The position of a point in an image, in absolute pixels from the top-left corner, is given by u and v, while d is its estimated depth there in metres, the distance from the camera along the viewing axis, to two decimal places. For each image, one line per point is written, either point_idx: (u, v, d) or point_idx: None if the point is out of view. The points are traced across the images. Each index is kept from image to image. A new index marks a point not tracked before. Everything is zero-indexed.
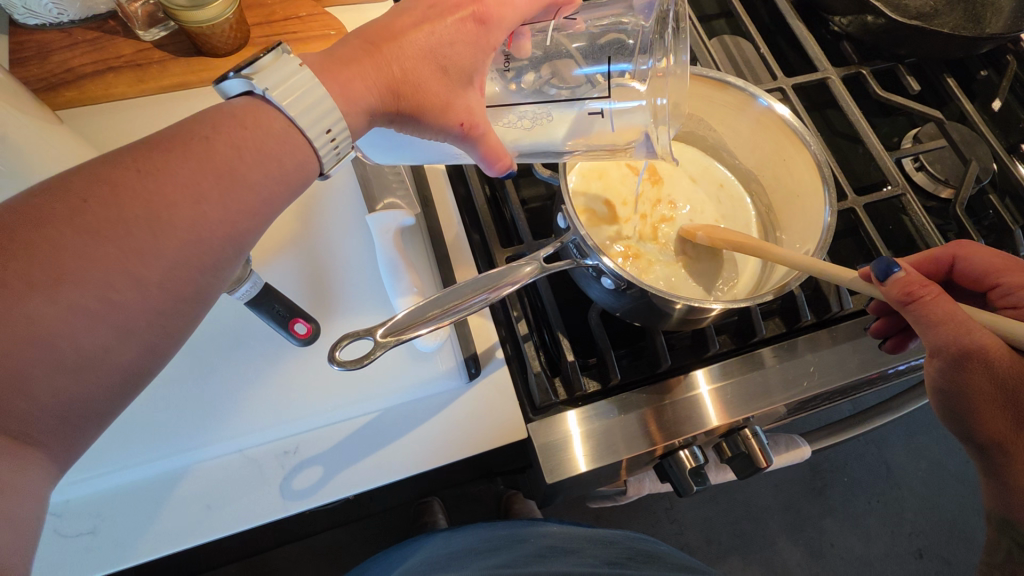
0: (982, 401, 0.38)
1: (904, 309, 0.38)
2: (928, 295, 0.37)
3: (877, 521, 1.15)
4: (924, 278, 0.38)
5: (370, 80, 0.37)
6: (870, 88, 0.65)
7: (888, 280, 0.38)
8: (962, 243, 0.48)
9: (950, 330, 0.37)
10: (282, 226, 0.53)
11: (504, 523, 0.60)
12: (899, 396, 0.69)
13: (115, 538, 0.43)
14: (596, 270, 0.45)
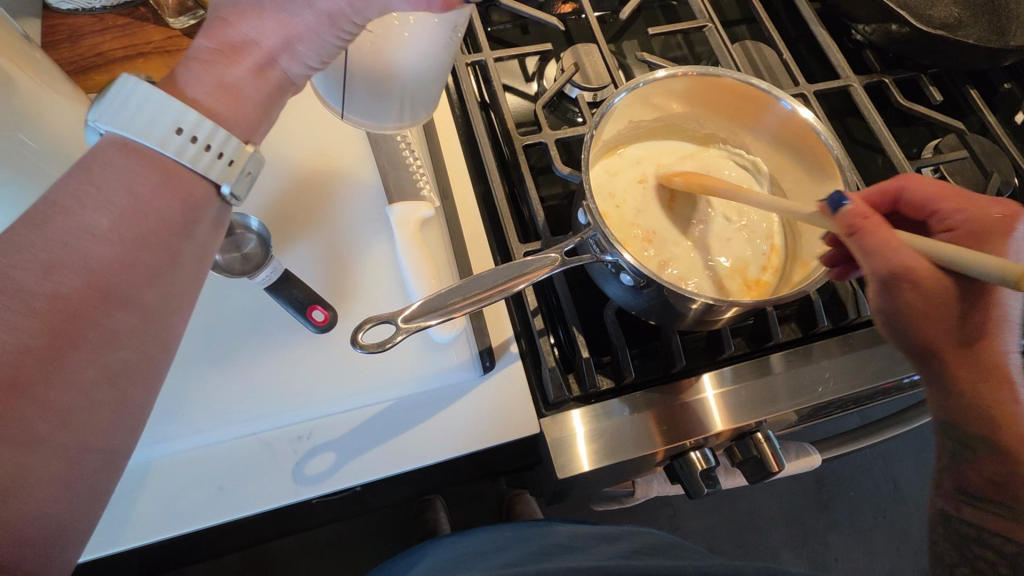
0: (914, 313, 0.38)
1: (849, 241, 0.38)
2: (875, 220, 0.37)
3: (882, 537, 1.14)
4: (868, 208, 0.38)
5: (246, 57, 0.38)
6: (891, 97, 0.65)
7: (838, 213, 0.38)
8: (905, 176, 0.47)
9: (888, 256, 0.36)
10: (303, 214, 0.54)
11: (513, 524, 0.60)
12: (913, 407, 0.69)
13: (129, 516, 0.43)
14: (615, 266, 0.45)
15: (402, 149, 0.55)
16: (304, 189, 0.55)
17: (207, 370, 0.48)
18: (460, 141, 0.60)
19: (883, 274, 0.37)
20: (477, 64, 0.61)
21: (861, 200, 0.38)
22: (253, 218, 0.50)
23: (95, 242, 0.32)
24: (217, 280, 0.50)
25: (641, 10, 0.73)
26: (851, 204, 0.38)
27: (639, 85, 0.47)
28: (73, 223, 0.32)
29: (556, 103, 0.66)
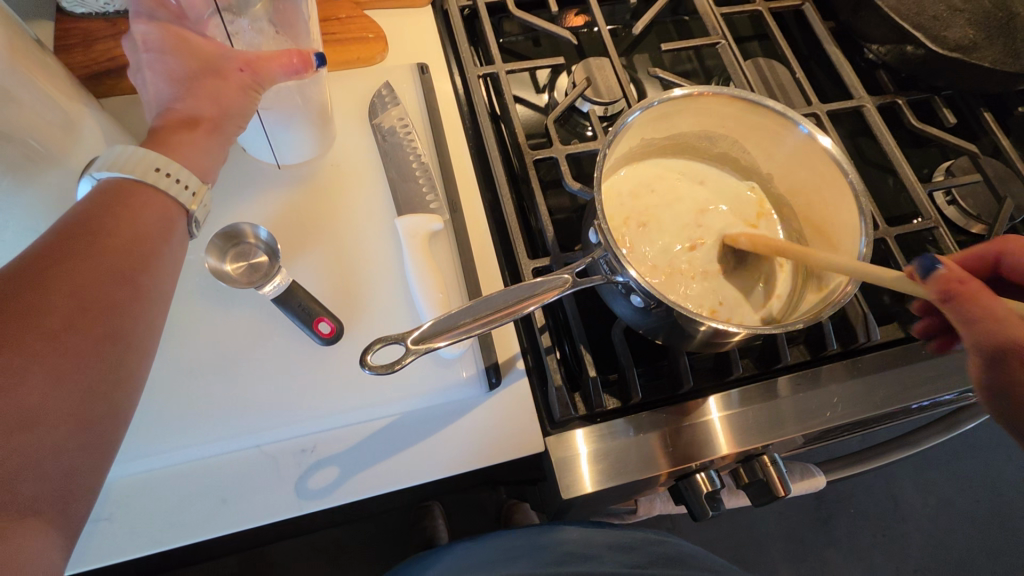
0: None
1: (945, 307, 0.36)
2: (974, 286, 0.35)
3: (882, 556, 1.13)
4: (964, 272, 0.36)
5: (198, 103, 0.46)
6: (904, 118, 0.64)
7: (930, 277, 0.36)
8: (1008, 239, 0.47)
9: (994, 328, 0.35)
10: (312, 225, 0.53)
11: (525, 530, 0.58)
12: (919, 430, 0.68)
13: (131, 526, 0.43)
14: (625, 287, 0.45)
15: (413, 161, 0.55)
16: (313, 200, 0.55)
17: (211, 379, 0.47)
18: (470, 153, 0.60)
19: (990, 347, 0.35)
20: (488, 76, 0.61)
21: (954, 264, 0.36)
22: (264, 229, 0.50)
23: (121, 269, 0.39)
24: (222, 289, 0.50)
25: (654, 24, 0.73)
26: (946, 269, 0.35)
27: (654, 104, 0.47)
28: (102, 245, 0.38)
29: (567, 116, 0.66)
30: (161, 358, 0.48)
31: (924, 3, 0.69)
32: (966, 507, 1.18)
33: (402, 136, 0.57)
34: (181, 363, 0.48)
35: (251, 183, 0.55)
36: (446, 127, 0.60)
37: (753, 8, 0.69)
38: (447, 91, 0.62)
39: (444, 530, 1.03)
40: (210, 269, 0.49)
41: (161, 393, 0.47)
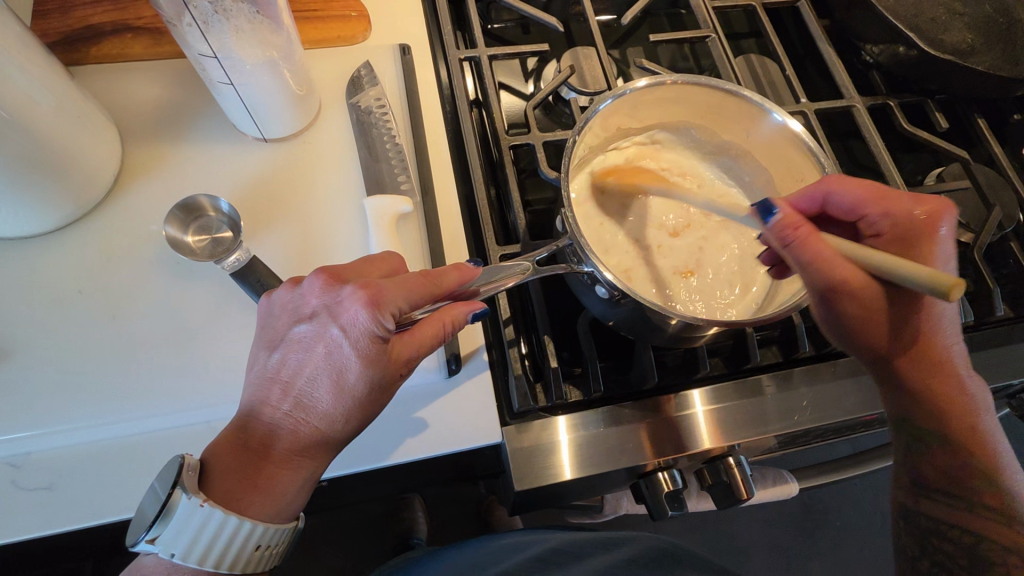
0: (856, 317, 0.41)
1: (785, 248, 0.39)
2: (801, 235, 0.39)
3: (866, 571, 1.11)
4: (800, 216, 0.39)
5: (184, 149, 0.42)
6: (896, 121, 0.63)
7: (772, 221, 0.39)
8: (834, 177, 0.44)
9: (818, 274, 0.39)
10: (280, 203, 0.53)
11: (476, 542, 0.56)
12: (899, 441, 0.67)
13: (72, 498, 0.42)
14: (591, 277, 0.43)
15: (387, 141, 0.54)
16: (283, 176, 0.54)
17: (167, 353, 0.47)
18: (448, 137, 0.59)
19: (823, 289, 0.40)
20: (471, 59, 0.60)
21: (793, 209, 0.39)
22: (223, 201, 0.50)
23: None
24: (184, 262, 0.49)
25: (646, 16, 0.72)
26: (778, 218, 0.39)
27: (627, 91, 0.46)
28: None
29: (552, 104, 0.64)
30: (116, 329, 0.47)
31: (923, 5, 0.67)
32: (952, 522, 1.16)
33: (378, 116, 0.56)
34: (136, 334, 0.47)
35: (222, 158, 0.54)
36: (425, 110, 0.59)
37: (747, 3, 0.68)
38: (429, 73, 0.61)
39: (422, 522, 1.03)
40: (168, 238, 0.49)
41: (116, 365, 0.46)
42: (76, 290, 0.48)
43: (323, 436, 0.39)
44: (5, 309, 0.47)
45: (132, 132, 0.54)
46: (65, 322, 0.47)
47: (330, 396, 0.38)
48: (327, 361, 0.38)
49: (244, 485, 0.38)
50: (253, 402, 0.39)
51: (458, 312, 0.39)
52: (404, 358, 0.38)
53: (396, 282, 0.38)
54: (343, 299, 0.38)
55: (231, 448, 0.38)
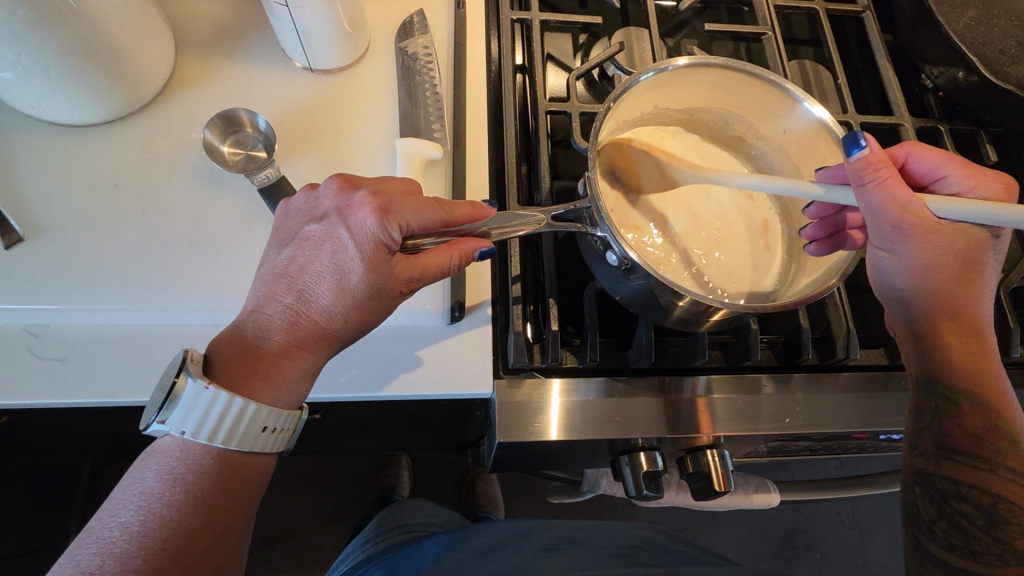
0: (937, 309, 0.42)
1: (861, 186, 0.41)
2: (883, 174, 0.40)
3: None
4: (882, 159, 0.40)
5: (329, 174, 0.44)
6: (943, 147, 0.61)
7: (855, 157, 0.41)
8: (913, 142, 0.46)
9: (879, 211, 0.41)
10: (315, 131, 0.54)
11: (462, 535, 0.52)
12: (891, 473, 0.66)
13: (80, 372, 0.44)
14: (603, 243, 0.44)
15: (427, 88, 0.55)
16: (322, 106, 0.55)
17: (188, 255, 0.48)
18: (487, 94, 0.59)
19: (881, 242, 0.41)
20: (522, 22, 0.60)
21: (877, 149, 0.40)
22: (261, 117, 0.52)
23: None
24: (217, 172, 0.51)
25: (705, 8, 0.71)
26: (868, 152, 0.40)
27: (670, 68, 0.46)
28: None
29: (596, 80, 0.64)
30: (145, 225, 0.49)
31: (993, 35, 0.65)
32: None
33: (423, 63, 0.56)
34: (162, 232, 0.49)
35: (267, 81, 0.56)
36: (469, 65, 0.60)
37: (810, 7, 0.66)
38: (479, 30, 0.61)
39: (406, 480, 1.05)
40: (205, 143, 0.51)
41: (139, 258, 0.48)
42: (113, 184, 0.50)
43: (324, 332, 0.40)
44: (45, 190, 0.49)
45: (186, 43, 0.56)
46: (98, 210, 0.49)
47: (332, 294, 0.40)
48: (333, 261, 0.40)
49: (245, 371, 0.39)
50: (259, 295, 0.41)
51: (465, 245, 0.41)
52: (407, 271, 0.40)
53: (411, 198, 0.40)
54: (354, 203, 0.40)
55: (237, 332, 0.40)
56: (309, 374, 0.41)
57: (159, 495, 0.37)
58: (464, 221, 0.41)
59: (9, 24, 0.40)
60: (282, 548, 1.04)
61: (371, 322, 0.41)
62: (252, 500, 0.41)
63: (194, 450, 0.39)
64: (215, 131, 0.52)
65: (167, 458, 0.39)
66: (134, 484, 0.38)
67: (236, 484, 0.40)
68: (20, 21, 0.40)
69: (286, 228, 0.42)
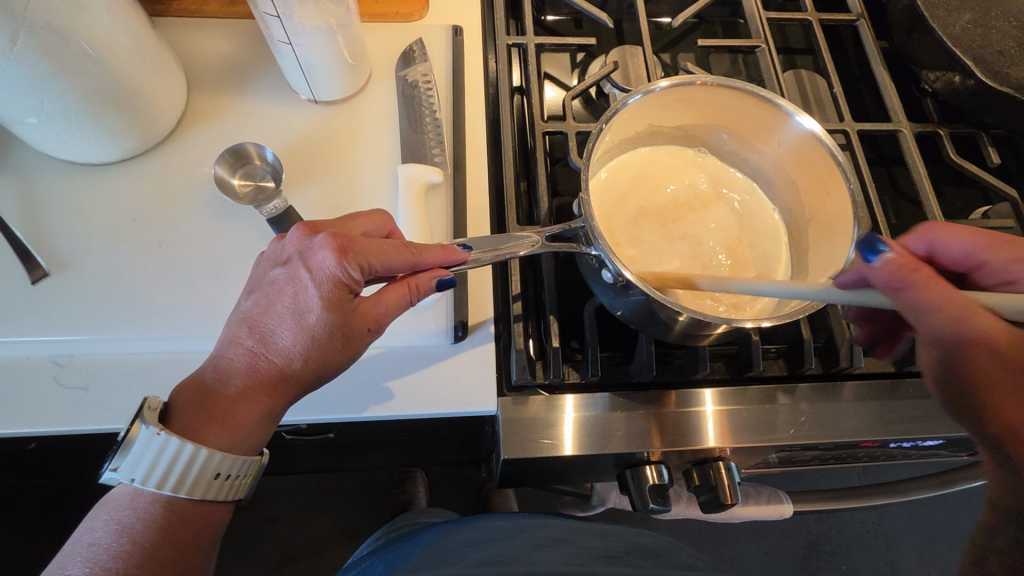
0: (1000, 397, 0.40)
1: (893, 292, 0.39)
2: (921, 277, 0.39)
3: None
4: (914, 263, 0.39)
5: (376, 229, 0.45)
6: (944, 151, 0.61)
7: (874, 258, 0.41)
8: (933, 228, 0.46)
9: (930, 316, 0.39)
10: (321, 161, 0.56)
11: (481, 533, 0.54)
12: (907, 481, 0.65)
13: (103, 399, 0.46)
14: (599, 261, 0.45)
15: (427, 115, 0.57)
16: (327, 137, 0.57)
17: (203, 283, 0.50)
18: (486, 118, 0.61)
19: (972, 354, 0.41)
20: (518, 46, 0.62)
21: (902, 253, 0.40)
22: (269, 150, 0.54)
23: None
24: (229, 206, 0.54)
25: (700, 23, 0.72)
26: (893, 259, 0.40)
27: (655, 90, 0.47)
28: None
29: (594, 98, 0.65)
30: (162, 256, 0.51)
31: (991, 37, 0.64)
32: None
33: (423, 90, 0.58)
34: (178, 263, 0.51)
35: (275, 114, 0.58)
36: (468, 90, 0.61)
37: (803, 17, 0.67)
38: (478, 56, 0.63)
39: (422, 497, 1.06)
40: (216, 178, 0.53)
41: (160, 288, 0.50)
42: (132, 218, 0.52)
43: (282, 374, 0.42)
44: (69, 226, 0.52)
45: (199, 81, 0.59)
46: (118, 244, 0.51)
47: (292, 337, 0.41)
48: (293, 303, 0.41)
49: (201, 417, 0.41)
50: (224, 340, 0.42)
51: (421, 280, 0.42)
52: (370, 311, 0.42)
53: (372, 241, 0.41)
54: (314, 246, 0.41)
55: (200, 376, 0.42)
56: (267, 417, 0.42)
57: (107, 546, 0.39)
58: (433, 264, 0.42)
59: (33, 73, 0.42)
60: (303, 567, 1.06)
61: (331, 363, 0.42)
62: (207, 546, 0.42)
63: (145, 499, 0.41)
64: (224, 167, 0.54)
65: (119, 508, 0.41)
66: (84, 536, 0.40)
67: (187, 533, 0.41)
68: (42, 70, 0.43)
69: (255, 274, 0.44)
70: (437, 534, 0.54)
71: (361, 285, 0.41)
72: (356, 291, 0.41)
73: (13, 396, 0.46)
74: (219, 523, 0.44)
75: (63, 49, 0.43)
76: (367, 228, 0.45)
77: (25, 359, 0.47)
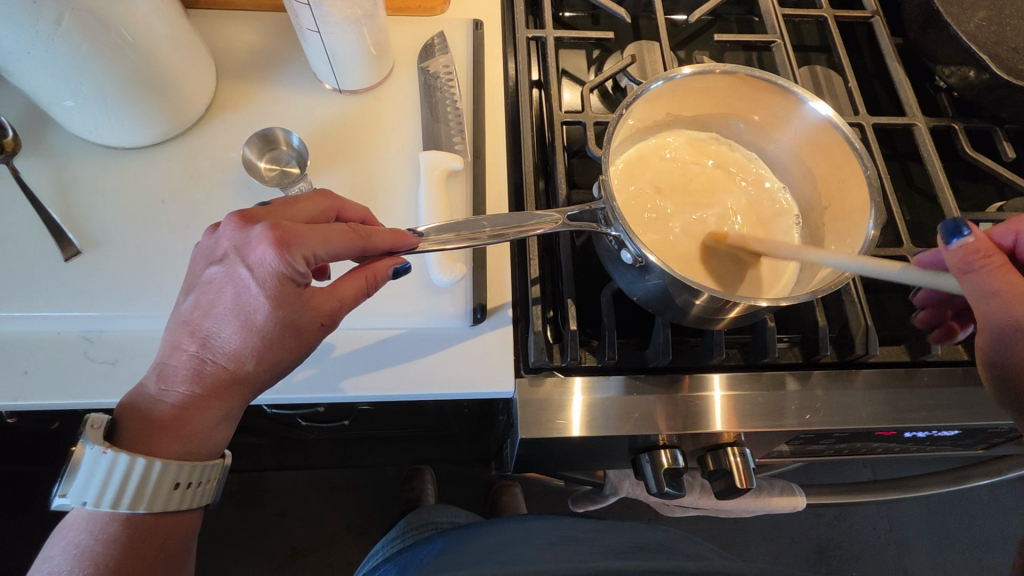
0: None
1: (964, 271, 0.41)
2: (993, 263, 0.40)
3: None
4: (990, 248, 0.41)
5: (319, 210, 0.45)
6: (958, 144, 0.61)
7: (954, 243, 0.41)
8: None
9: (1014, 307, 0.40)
10: (345, 147, 0.57)
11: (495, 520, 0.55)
12: (920, 476, 0.65)
13: (131, 373, 0.47)
14: (618, 242, 0.45)
15: (449, 104, 0.58)
16: (351, 124, 0.59)
17: None
18: (505, 108, 0.62)
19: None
20: (537, 40, 0.64)
21: (983, 236, 0.41)
22: (295, 135, 0.56)
23: None
24: (254, 189, 0.55)
25: (715, 21, 0.73)
26: (969, 241, 0.41)
27: (676, 77, 0.48)
28: None
29: (610, 92, 0.66)
30: (189, 238, 0.52)
31: (1007, 34, 0.65)
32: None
33: (444, 81, 0.60)
34: None
35: (301, 102, 0.60)
36: (488, 82, 0.63)
37: (818, 15, 0.68)
38: (498, 50, 0.65)
39: (431, 494, 1.07)
40: (244, 161, 0.55)
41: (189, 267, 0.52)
42: (159, 200, 0.54)
43: (233, 375, 0.42)
44: (100, 207, 0.53)
45: (227, 70, 0.60)
46: (147, 225, 0.53)
47: (238, 337, 0.41)
48: (236, 302, 0.41)
49: (151, 429, 0.41)
50: (167, 345, 0.42)
51: (379, 268, 0.44)
52: (325, 304, 0.42)
53: (313, 229, 0.40)
54: (250, 241, 0.40)
55: (143, 387, 0.42)
56: (222, 420, 0.43)
57: (68, 572, 0.39)
58: (386, 247, 0.42)
59: (74, 55, 0.44)
60: (312, 560, 1.06)
61: (285, 360, 0.42)
62: (175, 558, 0.42)
63: (102, 520, 0.41)
64: (251, 147, 0.56)
65: (75, 533, 0.41)
66: (43, 566, 0.39)
67: (150, 549, 0.41)
68: (84, 52, 0.44)
69: (192, 272, 0.44)
70: (453, 537, 0.55)
71: (307, 276, 0.41)
72: (303, 283, 0.41)
73: (44, 368, 0.47)
74: (187, 536, 0.44)
75: (103, 33, 0.44)
76: (307, 215, 0.44)
77: (56, 334, 0.48)
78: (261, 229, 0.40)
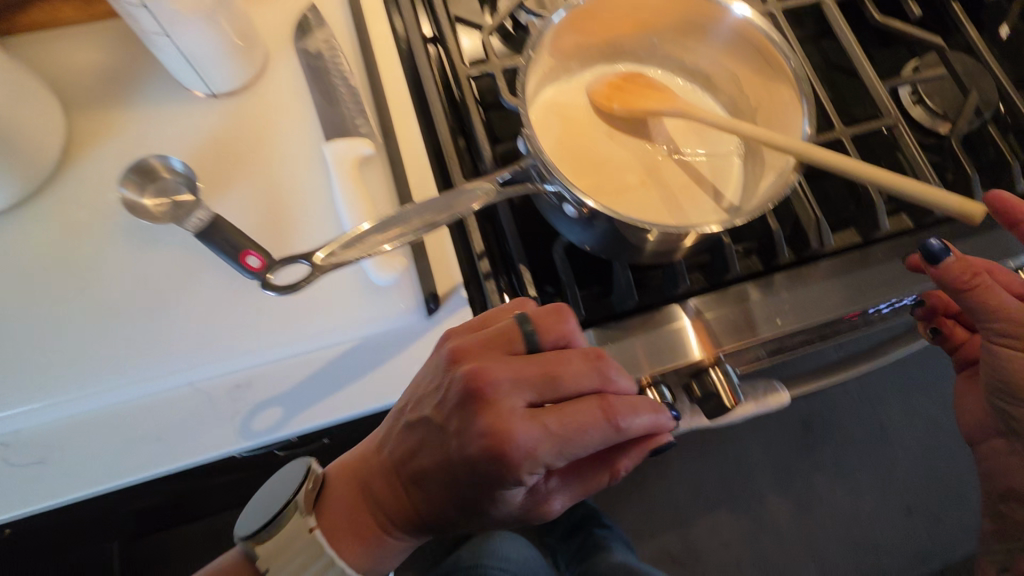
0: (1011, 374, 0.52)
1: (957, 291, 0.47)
2: (965, 278, 0.46)
3: (868, 480, 1.15)
4: (964, 260, 0.46)
5: (548, 333, 0.42)
6: (867, 11, 0.60)
7: (936, 260, 0.46)
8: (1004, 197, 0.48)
9: (961, 293, 0.47)
10: (237, 158, 0.51)
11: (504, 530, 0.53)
12: (884, 344, 0.67)
13: (69, 466, 0.42)
14: (558, 197, 0.42)
15: (340, 83, 0.52)
16: (237, 131, 0.52)
17: (141, 319, 0.46)
18: (404, 74, 0.56)
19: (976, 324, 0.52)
20: None
21: (955, 258, 0.46)
22: (175, 158, 0.49)
23: None
24: (147, 229, 0.48)
25: None
26: (945, 262, 0.46)
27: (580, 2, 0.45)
28: None
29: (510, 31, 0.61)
30: (88, 303, 0.46)
31: None
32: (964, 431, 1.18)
33: (329, 59, 0.53)
34: (108, 304, 0.46)
35: (174, 118, 0.52)
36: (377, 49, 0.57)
37: None
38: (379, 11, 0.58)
39: None
40: (126, 200, 0.48)
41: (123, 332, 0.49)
42: (42, 268, 0.47)
43: (438, 518, 0.43)
44: None
45: (78, 101, 0.52)
46: (35, 301, 0.46)
47: (449, 486, 0.42)
48: (458, 446, 0.40)
49: (352, 528, 0.45)
50: (380, 466, 0.46)
51: (615, 406, 0.39)
52: (526, 464, 0.38)
53: (550, 412, 0.38)
54: (477, 388, 0.40)
55: (371, 506, 0.45)
56: (403, 549, 0.47)
57: None
58: (588, 385, 0.40)
59: None
60: None
61: (490, 510, 0.42)
62: None
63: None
64: (123, 186, 0.48)
65: None
66: None
67: None
68: None
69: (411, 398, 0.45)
70: None
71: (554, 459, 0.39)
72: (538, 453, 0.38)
73: None
74: None
75: None
76: (557, 339, 0.42)
77: None
78: (483, 391, 0.40)
